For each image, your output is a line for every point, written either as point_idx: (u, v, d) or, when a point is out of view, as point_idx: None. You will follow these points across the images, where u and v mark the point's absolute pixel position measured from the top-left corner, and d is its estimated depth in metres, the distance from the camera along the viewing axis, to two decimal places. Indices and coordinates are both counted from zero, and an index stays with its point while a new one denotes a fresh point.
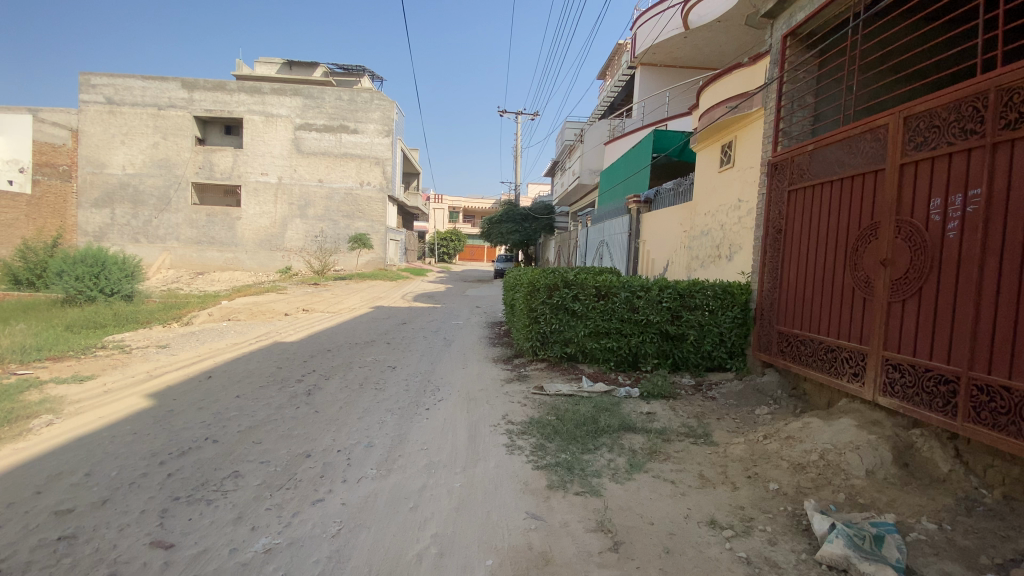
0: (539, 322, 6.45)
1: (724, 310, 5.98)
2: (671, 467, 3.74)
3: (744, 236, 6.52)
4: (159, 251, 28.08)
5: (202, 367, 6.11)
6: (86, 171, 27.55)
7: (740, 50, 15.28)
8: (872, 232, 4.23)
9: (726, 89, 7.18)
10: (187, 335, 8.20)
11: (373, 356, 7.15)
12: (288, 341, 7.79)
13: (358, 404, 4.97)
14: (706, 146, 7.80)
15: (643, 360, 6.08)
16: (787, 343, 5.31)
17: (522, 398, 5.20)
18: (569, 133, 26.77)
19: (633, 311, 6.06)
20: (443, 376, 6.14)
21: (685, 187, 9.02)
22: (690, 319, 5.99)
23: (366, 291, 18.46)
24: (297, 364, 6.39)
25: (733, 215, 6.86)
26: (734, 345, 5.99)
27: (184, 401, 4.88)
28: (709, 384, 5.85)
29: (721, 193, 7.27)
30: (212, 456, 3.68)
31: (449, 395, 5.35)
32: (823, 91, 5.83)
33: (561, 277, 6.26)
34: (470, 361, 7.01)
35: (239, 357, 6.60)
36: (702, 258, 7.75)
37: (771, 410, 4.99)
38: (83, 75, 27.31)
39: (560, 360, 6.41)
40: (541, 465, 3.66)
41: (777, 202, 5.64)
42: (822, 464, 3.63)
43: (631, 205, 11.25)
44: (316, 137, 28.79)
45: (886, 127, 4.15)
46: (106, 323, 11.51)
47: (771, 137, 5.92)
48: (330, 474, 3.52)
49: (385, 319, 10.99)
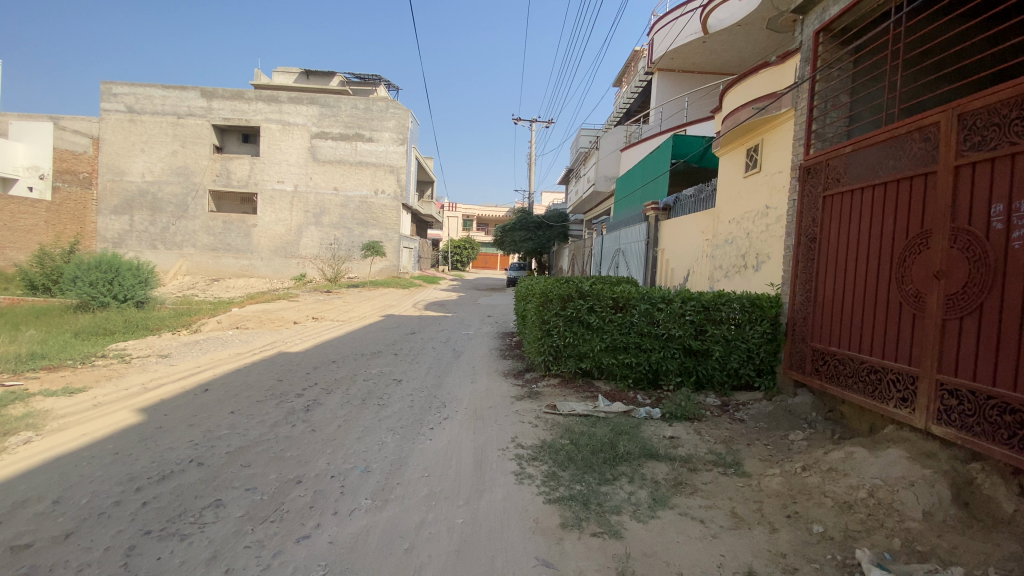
0: (552, 335, 6.07)
1: (752, 324, 5.59)
2: (700, 503, 3.34)
3: (773, 245, 6.11)
4: (176, 258, 28.39)
5: (200, 379, 5.87)
6: (106, 179, 28.01)
7: (761, 54, 14.85)
8: (923, 240, 3.80)
9: (751, 90, 6.78)
10: (190, 344, 7.99)
11: (378, 368, 6.83)
12: (293, 352, 7.53)
13: (358, 422, 4.65)
14: (731, 150, 7.41)
15: (664, 377, 5.68)
16: (823, 361, 4.86)
17: (533, 417, 4.84)
18: (584, 140, 26.49)
19: (653, 325, 5.68)
20: (451, 391, 5.81)
21: (707, 193, 8.64)
22: (715, 334, 5.59)
23: (377, 299, 18.25)
24: (299, 376, 6.11)
25: (760, 222, 6.47)
26: (763, 362, 5.59)
27: (175, 417, 4.62)
28: (736, 406, 5.45)
29: (746, 199, 6.88)
30: (193, 483, 3.39)
31: (456, 412, 5.01)
32: (858, 91, 5.42)
33: (575, 287, 5.91)
34: (479, 375, 6.68)
35: (239, 369, 6.35)
36: (726, 268, 7.35)
37: (807, 435, 4.55)
38: (106, 85, 27.83)
39: (575, 376, 6.02)
40: (553, 498, 3.30)
41: (811, 209, 5.22)
42: (872, 503, 3.19)
43: (648, 213, 10.88)
44: (332, 145, 28.97)
45: (937, 125, 3.74)
46: (116, 330, 11.44)
47: (802, 139, 5.50)
48: (320, 504, 3.20)
49: (395, 329, 10.70)
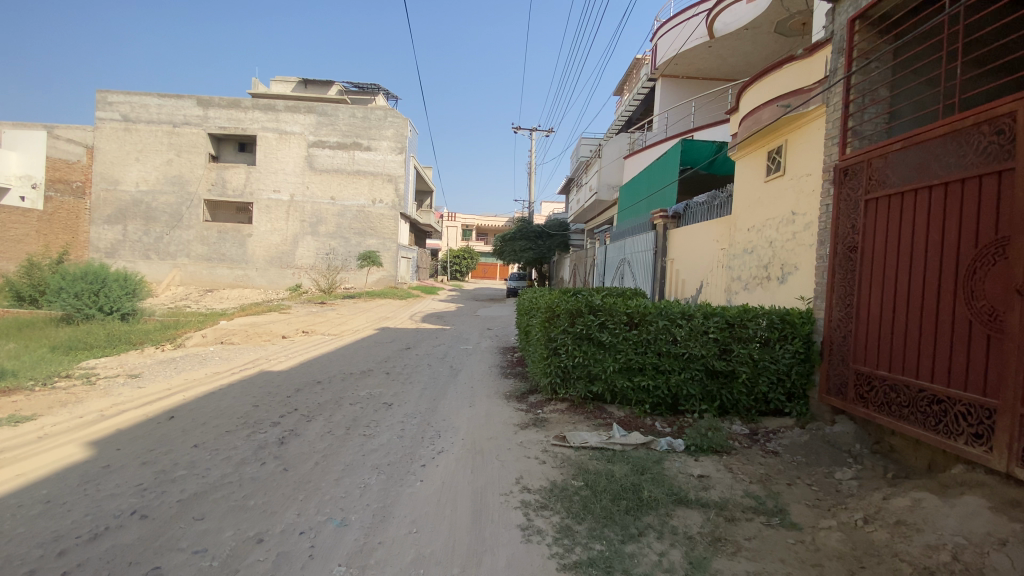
0: (559, 354, 5.44)
1: (783, 343, 5.03)
2: (747, 568, 2.74)
3: (800, 254, 5.57)
4: (169, 268, 27.81)
5: (167, 404, 5.26)
6: (100, 188, 27.57)
7: (768, 58, 14.44)
8: (999, 250, 3.25)
9: (773, 87, 6.27)
10: (165, 363, 7.37)
11: (368, 390, 6.21)
12: (275, 371, 6.91)
13: (339, 457, 4.04)
14: (749, 153, 6.89)
15: (685, 402, 5.09)
16: (869, 386, 4.28)
17: (540, 451, 4.23)
18: (585, 149, 26.06)
19: (672, 344, 5.09)
20: (446, 418, 5.20)
21: (721, 200, 8.11)
22: (741, 355, 5.02)
23: (372, 311, 17.65)
24: (278, 400, 5.50)
25: (784, 231, 5.92)
26: (795, 386, 5.03)
27: (129, 453, 4.01)
28: (767, 435, 4.88)
29: (768, 205, 6.35)
30: (131, 543, 2.78)
31: (452, 445, 4.42)
32: (899, 84, 4.90)
33: (585, 300, 5.32)
34: (478, 397, 6.08)
35: (214, 392, 5.75)
36: (746, 280, 6.80)
37: (855, 473, 3.97)
38: (100, 93, 27.47)
39: (584, 400, 5.39)
40: (568, 563, 2.70)
41: (849, 214, 4.67)
42: (960, 569, 2.61)
43: (656, 221, 10.29)
44: (329, 154, 28.55)
45: (1013, 116, 3.21)
46: (97, 345, 10.84)
47: (837, 138, 4.99)
48: (283, 572, 2.59)
49: (389, 344, 10.08)
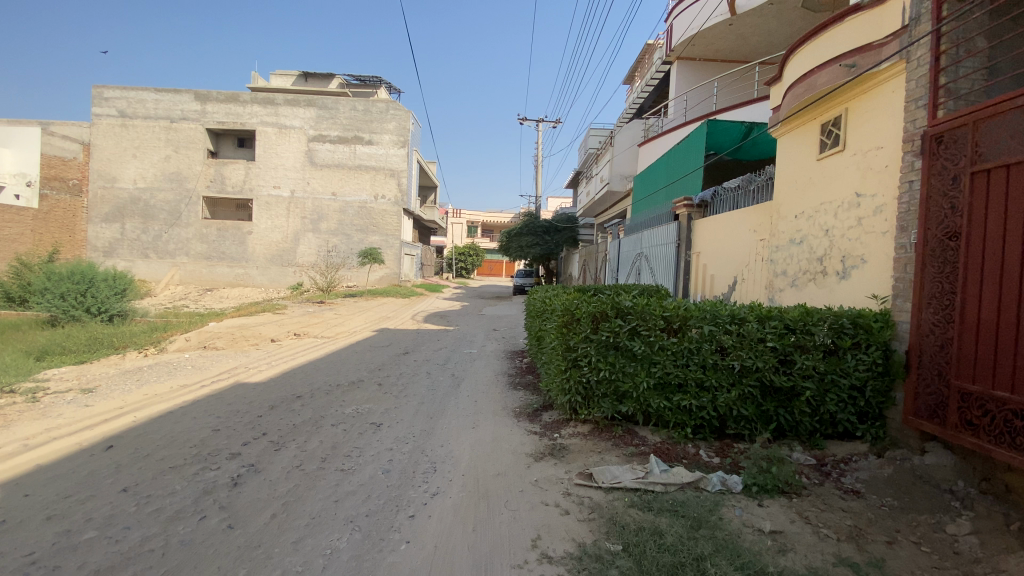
0: (580, 367, 4.49)
1: (855, 353, 4.10)
2: None
3: (869, 243, 4.62)
4: (168, 267, 27.12)
5: (112, 429, 4.40)
6: (97, 186, 26.90)
7: (793, 36, 13.40)
8: None
9: (829, 46, 5.28)
10: (129, 373, 6.51)
11: (355, 406, 5.34)
12: (252, 383, 6.03)
13: (305, 507, 3.15)
14: (797, 129, 5.95)
15: (733, 425, 4.18)
16: (982, 411, 3.29)
17: (560, 496, 3.32)
18: (594, 141, 24.98)
19: (719, 354, 4.14)
20: (444, 444, 4.32)
21: (760, 183, 7.12)
22: (806, 368, 4.07)
23: (372, 310, 16.78)
24: (245, 421, 4.65)
25: (845, 217, 4.98)
26: (869, 406, 4.12)
27: (37, 501, 3.14)
28: (838, 467, 3.99)
29: (823, 186, 5.40)
30: None
31: (452, 483, 3.55)
32: (996, 32, 3.95)
33: (611, 301, 4.40)
34: (483, 415, 5.19)
35: (174, 411, 4.90)
36: (793, 276, 5.86)
37: (972, 526, 3.05)
38: (97, 88, 26.77)
39: (612, 422, 4.45)
40: None
41: (945, 191, 3.71)
42: None
43: (680, 210, 9.27)
44: (330, 148, 27.72)
45: None
46: (75, 349, 10.01)
47: (924, 98, 4.04)
48: None
49: (386, 348, 9.17)
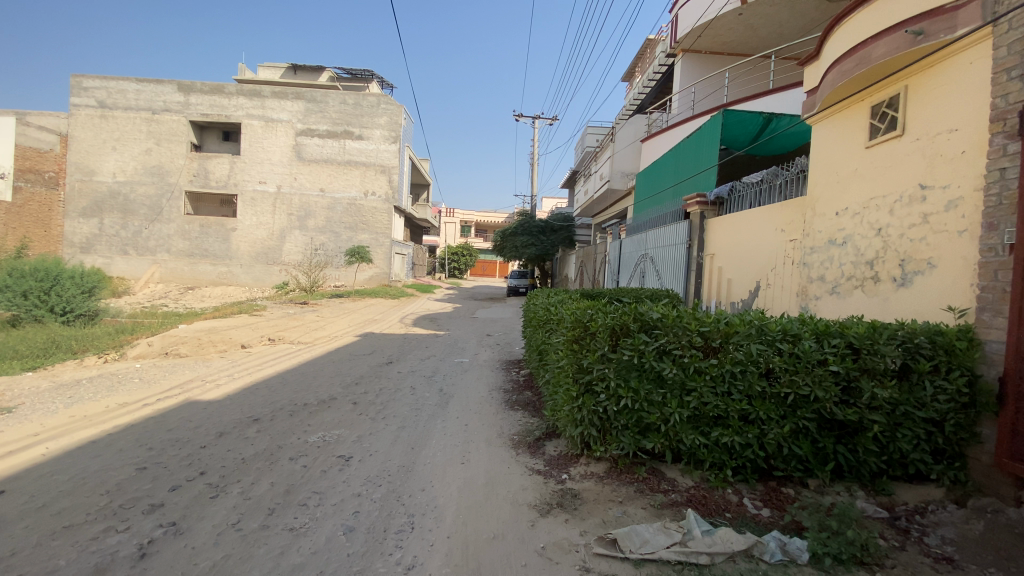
0: (595, 392, 3.71)
1: (936, 380, 3.31)
2: None
3: (942, 243, 3.85)
4: (149, 264, 25.97)
5: (7, 467, 3.48)
6: (74, 179, 25.70)
7: (805, 27, 12.69)
8: None
9: (884, 12, 4.49)
10: (65, 388, 5.57)
11: (322, 432, 4.49)
12: (203, 403, 5.13)
13: None
14: (840, 114, 5.20)
15: (782, 467, 3.40)
16: None
17: None
18: (592, 139, 24.24)
19: (767, 379, 3.35)
20: (426, 488, 3.49)
21: (789, 177, 6.35)
22: (876, 398, 3.26)
23: (358, 313, 15.85)
24: (181, 457, 3.75)
25: (906, 214, 4.25)
26: (949, 442, 3.34)
27: None
28: (914, 521, 3.19)
29: (877, 178, 4.62)
30: None
31: (433, 551, 2.71)
32: None
33: (634, 312, 3.64)
34: (474, 445, 4.36)
35: (98, 441, 3.99)
36: (834, 281, 5.10)
37: None
38: (74, 77, 25.55)
39: (633, 462, 3.64)
40: None
41: None
42: None
43: (692, 207, 8.47)
44: (318, 143, 26.78)
45: None
46: (27, 354, 9.02)
47: (1020, 67, 3.26)
48: None
49: (367, 357, 8.30)
